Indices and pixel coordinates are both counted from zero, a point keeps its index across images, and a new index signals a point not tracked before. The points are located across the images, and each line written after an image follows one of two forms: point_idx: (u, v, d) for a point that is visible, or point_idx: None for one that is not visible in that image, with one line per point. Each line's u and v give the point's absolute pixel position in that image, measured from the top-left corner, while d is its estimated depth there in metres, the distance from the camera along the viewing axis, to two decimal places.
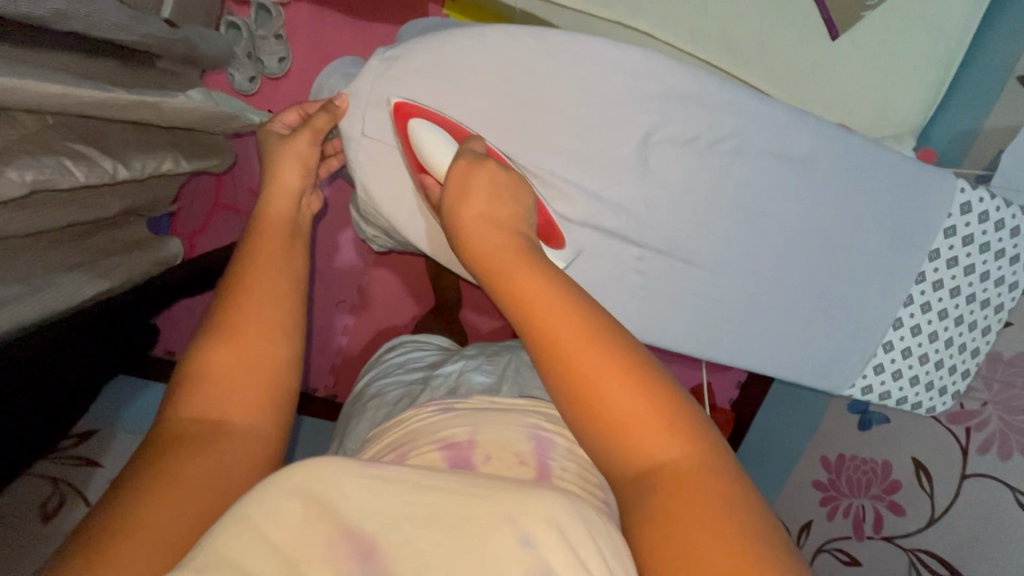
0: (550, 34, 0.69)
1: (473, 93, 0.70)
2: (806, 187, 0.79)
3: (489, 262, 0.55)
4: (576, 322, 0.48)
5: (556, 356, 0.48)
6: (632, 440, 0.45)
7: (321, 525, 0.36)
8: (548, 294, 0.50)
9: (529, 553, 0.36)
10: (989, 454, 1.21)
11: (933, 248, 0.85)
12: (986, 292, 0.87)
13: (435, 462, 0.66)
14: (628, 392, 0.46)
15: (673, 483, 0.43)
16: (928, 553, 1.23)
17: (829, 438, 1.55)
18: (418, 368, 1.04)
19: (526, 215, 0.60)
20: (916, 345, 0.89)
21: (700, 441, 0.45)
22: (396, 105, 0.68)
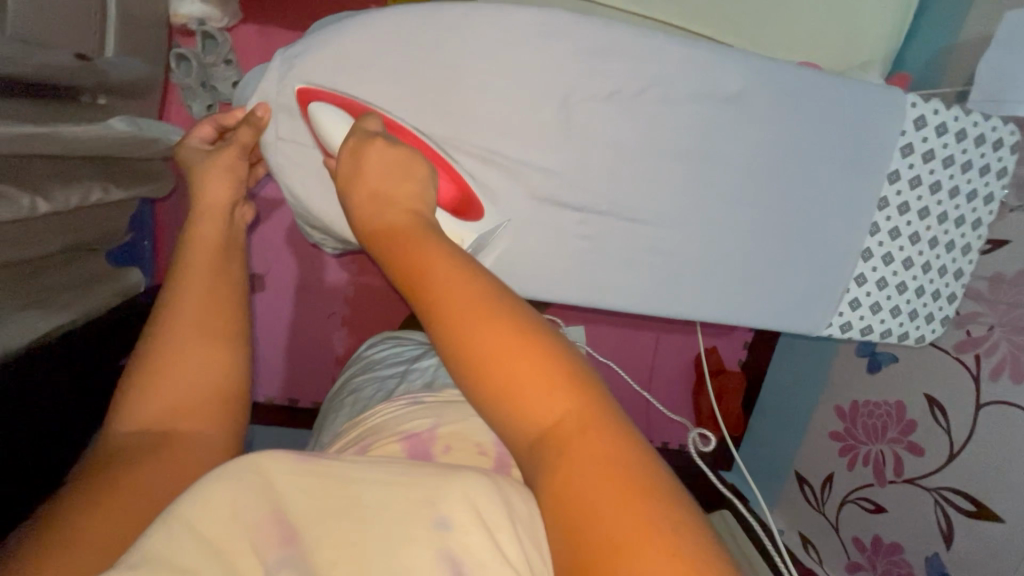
0: (451, 9, 0.69)
1: (383, 80, 0.70)
2: (741, 126, 0.77)
3: (376, 236, 0.53)
4: (461, 288, 0.46)
5: (434, 318, 0.45)
6: (521, 403, 0.41)
7: (258, 518, 0.35)
8: (440, 263, 0.48)
9: (441, 534, 0.38)
10: (1002, 379, 1.13)
11: (892, 170, 0.81)
12: (958, 209, 0.84)
13: (395, 454, 0.69)
14: (514, 353, 0.42)
15: (561, 444, 0.40)
16: (951, 490, 1.20)
17: (841, 385, 1.50)
18: (398, 361, 1.06)
19: (428, 196, 0.58)
20: (891, 275, 0.86)
21: (594, 400, 0.42)
22: (300, 91, 0.70)
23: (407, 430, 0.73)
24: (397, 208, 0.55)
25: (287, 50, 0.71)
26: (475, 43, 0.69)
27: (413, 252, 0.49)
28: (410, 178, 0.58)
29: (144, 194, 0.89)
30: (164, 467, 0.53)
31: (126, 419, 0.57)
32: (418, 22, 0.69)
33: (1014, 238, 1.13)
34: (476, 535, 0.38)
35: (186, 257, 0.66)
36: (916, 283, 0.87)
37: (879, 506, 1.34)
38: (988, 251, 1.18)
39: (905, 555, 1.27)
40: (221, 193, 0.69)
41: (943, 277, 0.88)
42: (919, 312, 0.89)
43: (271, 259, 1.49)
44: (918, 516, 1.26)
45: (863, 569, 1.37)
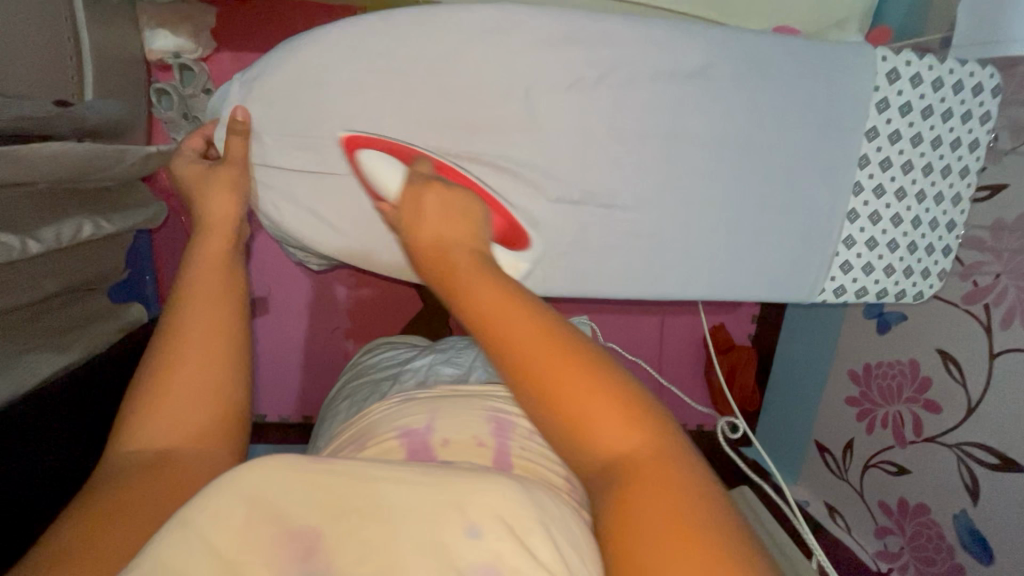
0: (404, 17, 0.69)
1: (346, 95, 0.71)
2: (708, 99, 0.76)
3: (442, 270, 0.54)
4: (534, 329, 0.47)
5: (509, 355, 0.46)
6: (598, 438, 0.44)
7: (264, 529, 0.37)
8: (498, 294, 0.49)
9: (476, 543, 0.39)
10: (1013, 327, 1.10)
11: (869, 127, 0.80)
12: (943, 159, 0.83)
13: (391, 451, 0.70)
14: (594, 390, 0.44)
15: (635, 478, 0.42)
16: (973, 445, 1.17)
17: (852, 350, 1.48)
18: (392, 364, 1.07)
19: (484, 231, 0.59)
20: (881, 234, 0.85)
21: (663, 432, 0.45)
22: (346, 139, 0.72)
23: (403, 426, 0.73)
24: (455, 247, 0.56)
25: (246, 75, 0.73)
26: (432, 48, 0.70)
27: (478, 287, 0.50)
28: (462, 216, 0.59)
29: (137, 224, 0.91)
30: (169, 485, 0.52)
31: (131, 439, 0.56)
32: (374, 34, 0.70)
33: (1012, 182, 1.10)
34: (508, 542, 0.39)
35: (189, 272, 0.65)
36: (908, 239, 0.85)
37: (902, 468, 1.32)
38: (986, 199, 1.15)
39: (932, 516, 1.25)
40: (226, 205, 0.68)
41: (936, 231, 0.86)
42: (914, 269, 0.88)
43: (270, 281, 1.50)
44: (942, 475, 1.23)
45: (893, 534, 1.34)
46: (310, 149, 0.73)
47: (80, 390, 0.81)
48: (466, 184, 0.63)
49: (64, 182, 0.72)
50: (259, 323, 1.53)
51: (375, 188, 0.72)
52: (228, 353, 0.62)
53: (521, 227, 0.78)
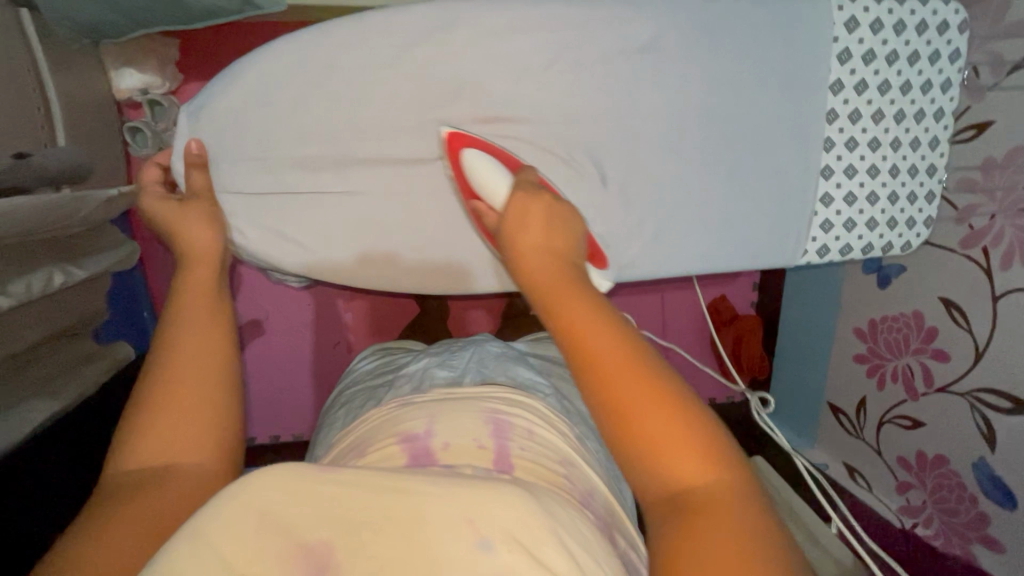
0: (346, 30, 0.70)
1: (299, 112, 0.71)
2: (663, 73, 0.75)
3: (536, 281, 0.55)
4: (621, 352, 0.48)
5: (594, 372, 0.48)
6: (669, 466, 0.45)
7: (273, 538, 0.40)
8: (590, 313, 0.50)
9: (485, 553, 0.42)
10: (1014, 266, 1.07)
11: (833, 80, 0.78)
12: (914, 104, 0.80)
13: (394, 456, 0.69)
14: (671, 417, 0.46)
15: (700, 510, 0.43)
16: (984, 390, 1.14)
17: (855, 307, 1.46)
18: (386, 371, 1.07)
19: (576, 248, 0.60)
20: (859, 188, 0.83)
21: (738, 475, 0.45)
22: (449, 135, 0.72)
23: (403, 432, 0.73)
24: (547, 258, 0.57)
25: (196, 104, 0.73)
26: (377, 57, 0.70)
27: (571, 300, 0.52)
28: (560, 238, 0.60)
29: (110, 266, 0.91)
30: (154, 510, 0.52)
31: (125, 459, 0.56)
32: (320, 52, 0.70)
33: (998, 117, 1.07)
34: (519, 554, 0.42)
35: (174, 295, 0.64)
36: (887, 190, 0.83)
37: (917, 421, 1.29)
38: (973, 137, 1.12)
39: (952, 466, 1.22)
40: (205, 236, 0.67)
41: (916, 178, 0.84)
42: (898, 219, 0.85)
43: (266, 304, 1.52)
44: (957, 423, 1.21)
45: (914, 488, 1.32)
46: (270, 171, 0.73)
47: (61, 436, 0.83)
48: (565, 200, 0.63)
49: (32, 235, 0.74)
50: (260, 346, 1.54)
51: (476, 189, 0.71)
52: (220, 381, 0.61)
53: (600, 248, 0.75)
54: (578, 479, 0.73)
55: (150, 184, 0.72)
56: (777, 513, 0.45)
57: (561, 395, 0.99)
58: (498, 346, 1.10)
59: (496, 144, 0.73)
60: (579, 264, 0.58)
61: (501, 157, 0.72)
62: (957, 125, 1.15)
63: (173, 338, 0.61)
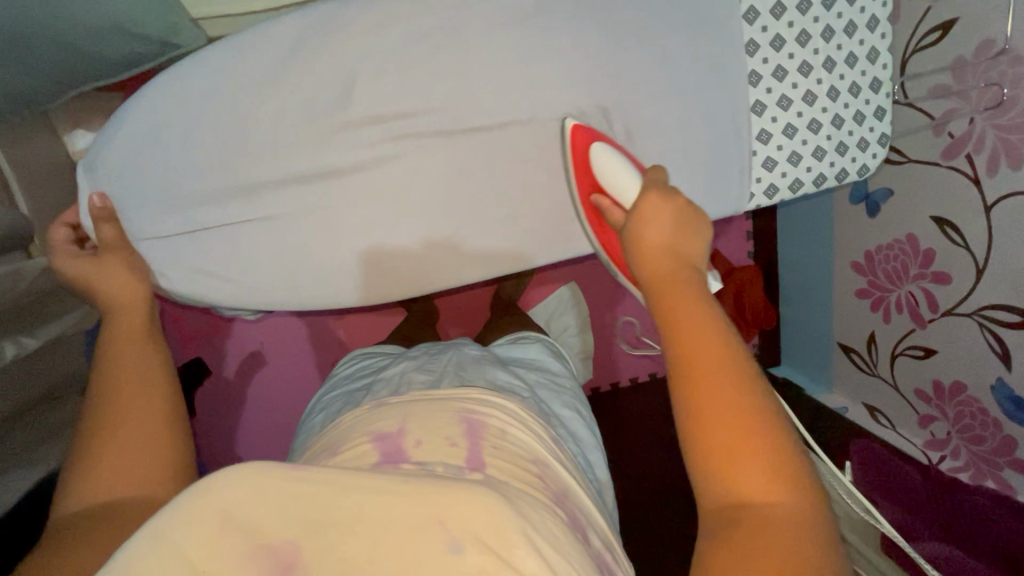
0: (238, 58, 0.72)
1: (207, 144, 0.73)
2: (557, 38, 0.74)
3: (655, 283, 0.59)
4: (716, 367, 0.52)
5: (689, 376, 0.52)
6: (735, 475, 0.49)
7: (230, 535, 0.41)
8: (695, 319, 0.54)
9: (455, 555, 0.43)
10: (1000, 170, 0.98)
11: (746, 10, 0.75)
12: (842, 19, 0.76)
13: (366, 456, 0.67)
14: (747, 433, 0.49)
15: (754, 523, 0.47)
16: (993, 308, 1.06)
17: (850, 241, 1.38)
18: (366, 375, 1.07)
19: (701, 256, 0.62)
20: (798, 118, 0.79)
21: (805, 503, 0.48)
22: (574, 127, 0.75)
23: (378, 430, 0.71)
24: (666, 259, 0.61)
25: (103, 151, 0.75)
26: (270, 74, 0.72)
27: (685, 306, 0.56)
28: (688, 236, 0.62)
29: (65, 327, 0.93)
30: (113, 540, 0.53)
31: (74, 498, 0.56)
32: (214, 79, 0.73)
33: (962, 13, 0.98)
34: (487, 556, 0.44)
35: (119, 333, 0.65)
36: (828, 115, 0.79)
37: (929, 349, 1.22)
38: (939, 40, 1.02)
39: (971, 392, 1.15)
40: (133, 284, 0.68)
41: (860, 96, 0.80)
42: (847, 143, 0.81)
43: (259, 335, 1.54)
44: (969, 346, 1.13)
45: (937, 420, 1.24)
46: (187, 210, 0.76)
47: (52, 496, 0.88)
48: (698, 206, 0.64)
49: None
50: (258, 376, 1.56)
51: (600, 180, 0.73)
52: (170, 417, 0.61)
53: None
54: (552, 480, 0.70)
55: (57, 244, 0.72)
56: (833, 540, 0.48)
57: (538, 397, 0.97)
58: (476, 349, 1.09)
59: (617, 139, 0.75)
60: (702, 269, 0.61)
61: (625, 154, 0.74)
62: (919, 31, 1.06)
63: (134, 372, 0.62)
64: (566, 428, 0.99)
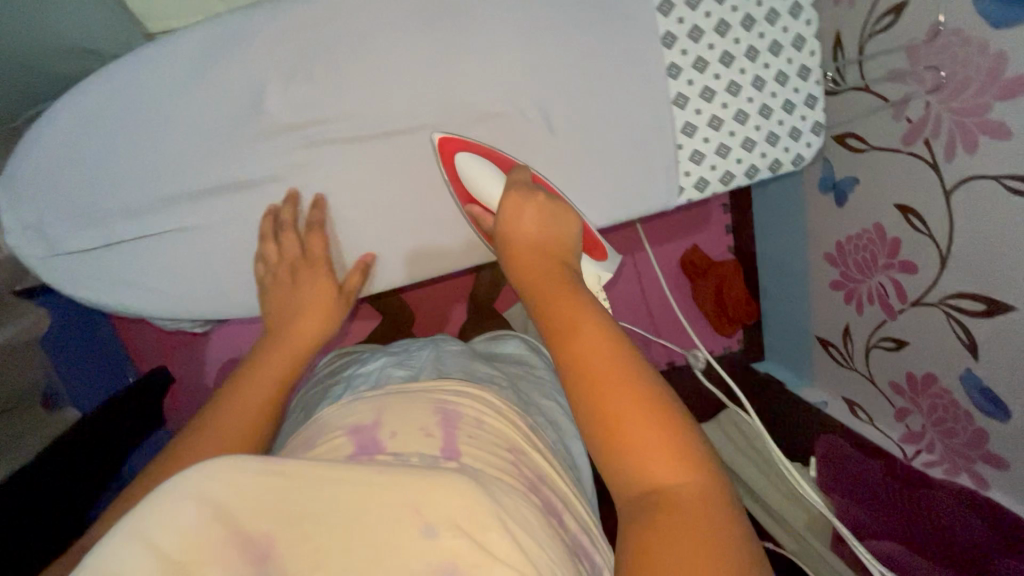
0: (166, 67, 0.78)
1: (152, 155, 0.80)
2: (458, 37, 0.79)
3: (534, 284, 0.64)
4: (606, 359, 0.54)
5: (583, 369, 0.54)
6: (640, 460, 0.50)
7: (216, 529, 0.43)
8: (578, 313, 0.58)
9: (430, 540, 0.45)
10: (958, 155, 0.95)
11: (663, 1, 0.81)
12: (762, 7, 0.82)
13: (338, 449, 0.62)
14: (646, 416, 0.51)
15: (668, 500, 0.48)
16: (959, 296, 1.03)
17: (822, 232, 1.35)
18: (345, 372, 1.03)
19: (570, 250, 0.70)
20: (722, 110, 0.86)
21: (706, 477, 0.50)
22: (441, 141, 0.81)
23: (350, 424, 0.66)
24: (542, 264, 0.67)
25: (48, 169, 0.80)
26: (198, 79, 0.78)
27: (564, 303, 0.60)
28: (554, 232, 0.70)
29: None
30: None
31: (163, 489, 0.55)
32: (146, 91, 0.78)
33: None
34: (463, 540, 0.45)
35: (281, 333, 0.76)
36: (755, 104, 0.86)
37: (901, 342, 1.18)
38: (892, 24, 0.99)
39: (942, 384, 1.11)
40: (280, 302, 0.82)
41: (787, 85, 0.86)
42: (778, 134, 0.88)
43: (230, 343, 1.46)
44: (939, 338, 1.09)
45: (912, 413, 1.21)
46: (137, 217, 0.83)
47: None
48: (560, 200, 0.73)
49: None
50: None
51: (470, 191, 0.81)
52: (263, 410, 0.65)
53: (597, 237, 0.84)
54: (527, 469, 0.66)
55: (269, 239, 0.84)
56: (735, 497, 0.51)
57: (517, 386, 0.95)
58: (454, 344, 1.07)
59: (486, 146, 0.82)
60: (570, 263, 0.69)
61: (492, 158, 0.82)
62: (875, 13, 1.02)
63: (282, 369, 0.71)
64: (547, 416, 0.96)
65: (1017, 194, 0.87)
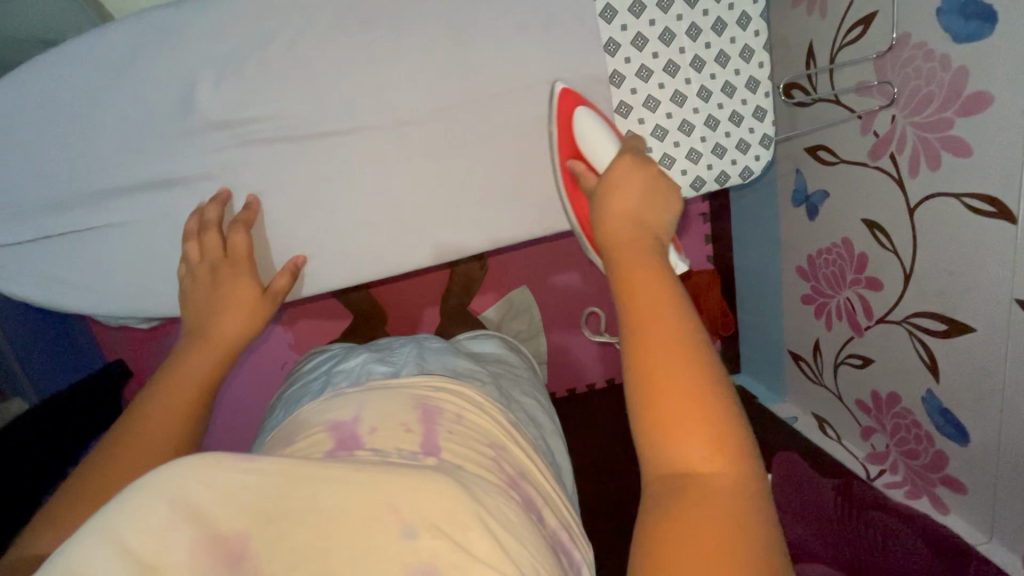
0: (120, 54, 0.79)
1: (88, 152, 0.83)
2: (409, 36, 0.82)
3: (617, 247, 0.61)
4: (673, 336, 0.50)
5: (640, 336, 0.50)
6: (678, 443, 0.46)
7: (185, 526, 0.42)
8: (652, 282, 0.54)
9: (410, 539, 0.45)
10: (921, 172, 0.95)
11: (605, 7, 0.85)
12: (707, 17, 0.87)
13: (319, 444, 0.61)
14: (697, 398, 0.47)
15: (700, 493, 0.44)
16: (919, 315, 1.03)
17: (793, 245, 1.36)
18: (324, 362, 1.00)
19: (667, 225, 0.65)
20: (666, 119, 0.91)
21: (745, 477, 0.45)
22: (562, 91, 0.84)
23: (332, 418, 0.65)
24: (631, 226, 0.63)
25: (13, 157, 0.83)
26: (153, 65, 0.80)
27: (641, 268, 0.56)
28: (654, 203, 0.66)
29: None
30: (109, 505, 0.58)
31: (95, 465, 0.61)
32: (100, 77, 0.80)
33: (879, 6, 0.95)
34: (442, 540, 0.46)
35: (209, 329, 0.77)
36: (700, 115, 0.91)
37: (867, 358, 1.19)
38: (861, 35, 1.00)
39: (904, 404, 1.12)
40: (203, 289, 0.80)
41: (735, 96, 0.92)
42: (725, 145, 0.93)
43: None
44: (902, 356, 1.10)
45: (877, 433, 1.21)
46: (103, 203, 0.86)
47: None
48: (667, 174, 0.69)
49: None
50: None
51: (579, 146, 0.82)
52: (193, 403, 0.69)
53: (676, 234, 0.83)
54: (509, 464, 0.66)
55: (192, 237, 0.84)
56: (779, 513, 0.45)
57: (500, 384, 0.92)
58: (439, 342, 1.00)
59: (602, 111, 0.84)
60: (665, 238, 0.64)
61: (608, 122, 0.83)
62: (845, 24, 1.03)
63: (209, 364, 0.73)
64: (529, 412, 0.94)
65: (981, 214, 0.87)
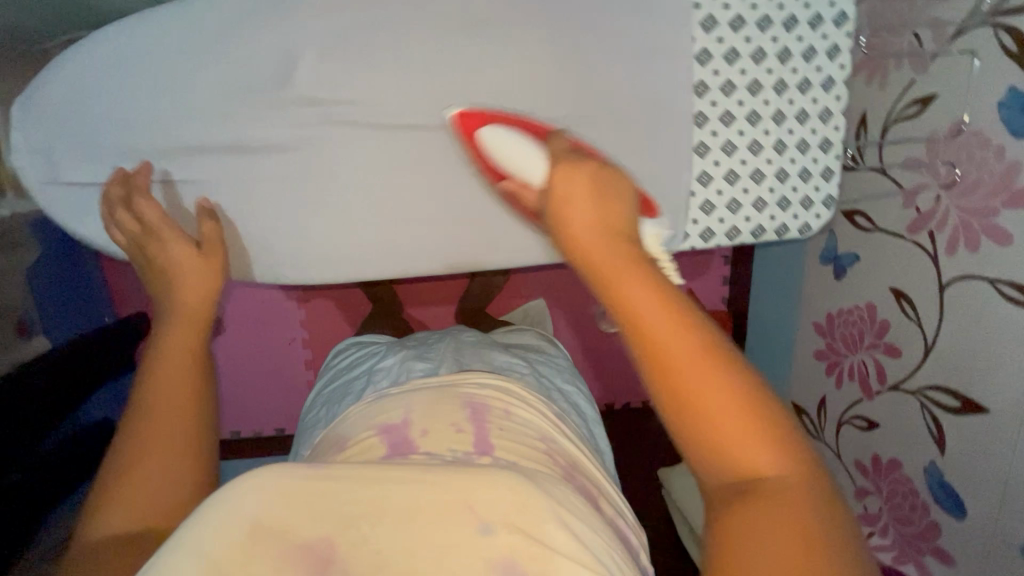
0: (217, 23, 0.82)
1: (163, 108, 0.85)
2: (496, 48, 0.84)
3: (589, 262, 0.48)
4: (689, 348, 0.41)
5: (656, 360, 0.42)
6: (731, 454, 0.40)
7: (259, 545, 0.42)
8: (646, 297, 0.43)
9: (488, 536, 0.45)
10: (959, 252, 0.99)
11: (700, 49, 0.87)
12: (797, 74, 0.90)
13: (373, 451, 0.63)
14: (740, 411, 0.40)
15: (773, 500, 0.38)
16: (935, 388, 1.06)
17: (813, 301, 1.40)
18: (360, 359, 1.01)
19: (631, 218, 0.51)
20: (740, 165, 0.94)
21: (809, 468, 0.40)
22: (459, 112, 0.86)
23: (381, 424, 0.67)
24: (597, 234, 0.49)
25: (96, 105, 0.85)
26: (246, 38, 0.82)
27: (625, 281, 0.45)
28: (612, 201, 0.51)
29: None
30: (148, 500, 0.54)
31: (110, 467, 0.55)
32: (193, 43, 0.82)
33: (941, 90, 0.99)
34: (519, 536, 0.46)
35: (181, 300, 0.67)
36: (774, 167, 0.94)
37: (873, 422, 1.22)
38: (918, 113, 1.04)
39: (905, 471, 1.15)
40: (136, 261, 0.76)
41: (807, 154, 0.95)
42: (790, 200, 0.97)
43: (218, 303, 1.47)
44: (910, 425, 1.13)
45: (871, 495, 1.25)
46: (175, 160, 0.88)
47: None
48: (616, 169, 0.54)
49: None
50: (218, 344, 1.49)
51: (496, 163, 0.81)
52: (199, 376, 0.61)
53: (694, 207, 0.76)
54: (560, 455, 0.69)
55: (114, 216, 0.82)
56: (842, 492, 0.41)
57: (538, 372, 0.94)
58: (474, 335, 1.02)
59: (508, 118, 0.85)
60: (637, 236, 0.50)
61: (520, 129, 0.84)
62: (904, 98, 1.06)
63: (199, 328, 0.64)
64: (571, 401, 0.96)
65: (1014, 303, 0.90)
